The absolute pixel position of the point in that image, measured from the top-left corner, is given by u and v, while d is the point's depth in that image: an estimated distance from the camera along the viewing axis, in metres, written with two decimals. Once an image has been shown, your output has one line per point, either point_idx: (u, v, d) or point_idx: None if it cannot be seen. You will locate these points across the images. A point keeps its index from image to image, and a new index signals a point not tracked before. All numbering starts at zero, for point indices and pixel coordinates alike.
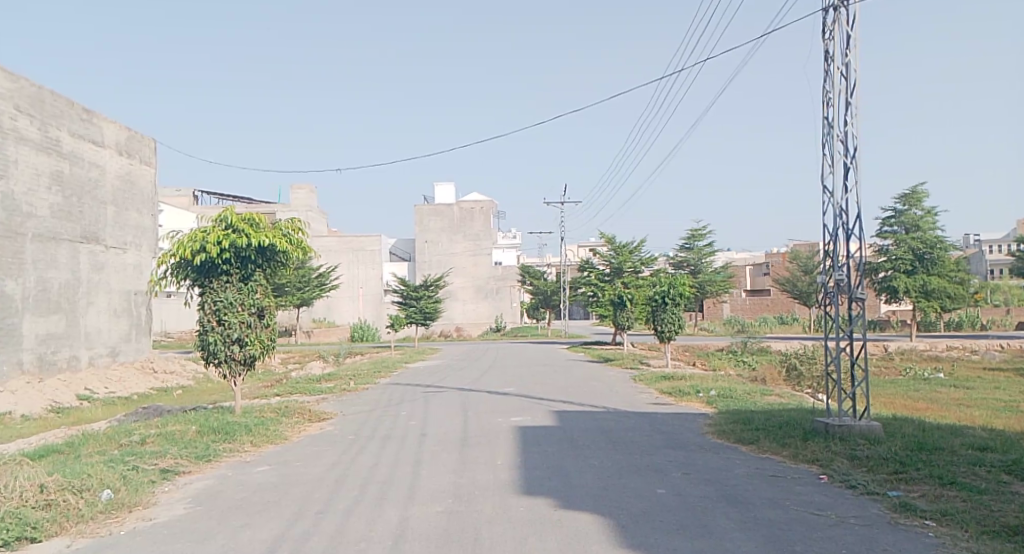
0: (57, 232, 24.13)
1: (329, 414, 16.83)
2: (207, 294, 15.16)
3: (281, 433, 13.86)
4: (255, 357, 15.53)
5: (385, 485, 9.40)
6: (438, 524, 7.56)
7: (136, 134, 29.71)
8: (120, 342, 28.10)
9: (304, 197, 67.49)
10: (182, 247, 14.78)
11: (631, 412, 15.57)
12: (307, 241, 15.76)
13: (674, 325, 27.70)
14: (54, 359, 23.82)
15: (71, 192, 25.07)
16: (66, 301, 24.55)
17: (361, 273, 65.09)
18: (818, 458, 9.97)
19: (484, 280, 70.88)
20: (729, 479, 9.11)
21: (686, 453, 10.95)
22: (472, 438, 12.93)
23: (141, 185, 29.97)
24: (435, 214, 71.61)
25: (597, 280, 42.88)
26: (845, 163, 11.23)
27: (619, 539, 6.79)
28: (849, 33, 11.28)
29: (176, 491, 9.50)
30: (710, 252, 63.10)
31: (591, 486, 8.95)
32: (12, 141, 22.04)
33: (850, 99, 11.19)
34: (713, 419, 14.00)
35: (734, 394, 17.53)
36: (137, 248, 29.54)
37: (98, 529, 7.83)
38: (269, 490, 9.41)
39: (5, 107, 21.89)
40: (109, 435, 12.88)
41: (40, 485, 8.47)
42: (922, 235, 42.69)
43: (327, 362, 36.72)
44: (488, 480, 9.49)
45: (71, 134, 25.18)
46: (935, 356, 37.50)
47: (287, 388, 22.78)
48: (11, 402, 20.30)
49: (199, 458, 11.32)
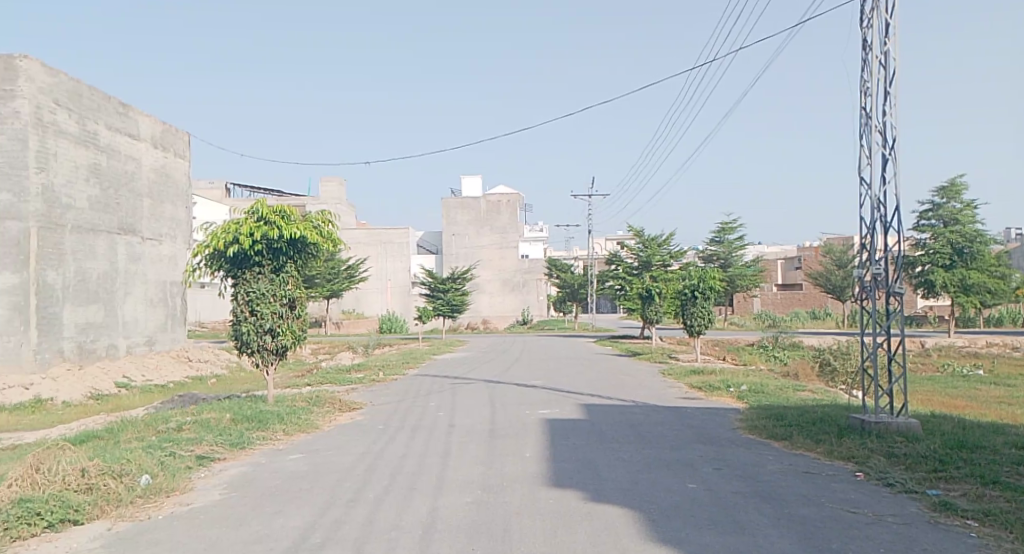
0: (96, 224, 24.58)
1: (359, 404, 16.99)
2: (240, 285, 15.36)
3: (312, 422, 14.03)
4: (287, 347, 15.71)
5: (415, 475, 9.48)
6: (467, 514, 7.63)
7: (171, 127, 30.10)
8: (157, 332, 28.56)
9: (334, 190, 68.01)
10: (215, 238, 15.00)
11: (661, 406, 15.52)
12: (336, 233, 15.89)
13: (704, 319, 27.30)
14: (93, 347, 24.25)
15: (109, 185, 25.48)
16: (104, 291, 24.97)
17: (390, 265, 65.52)
18: (855, 455, 9.88)
19: (511, 273, 70.97)
20: (761, 474, 9.09)
21: (717, 447, 10.93)
22: (500, 430, 13.00)
23: (176, 177, 30.39)
24: (462, 207, 71.78)
25: (625, 274, 42.85)
26: (884, 154, 11.06)
27: (650, 533, 6.81)
28: (888, 21, 11.10)
29: (212, 478, 9.68)
30: (740, 246, 62.69)
31: (620, 480, 8.97)
32: (51, 135, 22.47)
33: (889, 89, 11.02)
34: (744, 414, 13.93)
35: (765, 389, 17.39)
36: (173, 240, 29.97)
37: (138, 513, 7.99)
38: (301, 478, 9.53)
39: (46, 101, 22.31)
40: (147, 422, 13.12)
41: (81, 469, 8.61)
42: (961, 229, 42.02)
43: (355, 354, 37.01)
44: (517, 472, 9.59)
45: (108, 128, 25.57)
46: (975, 353, 36.90)
47: (316, 377, 23.03)
48: (53, 388, 20.75)
49: (234, 446, 11.51)
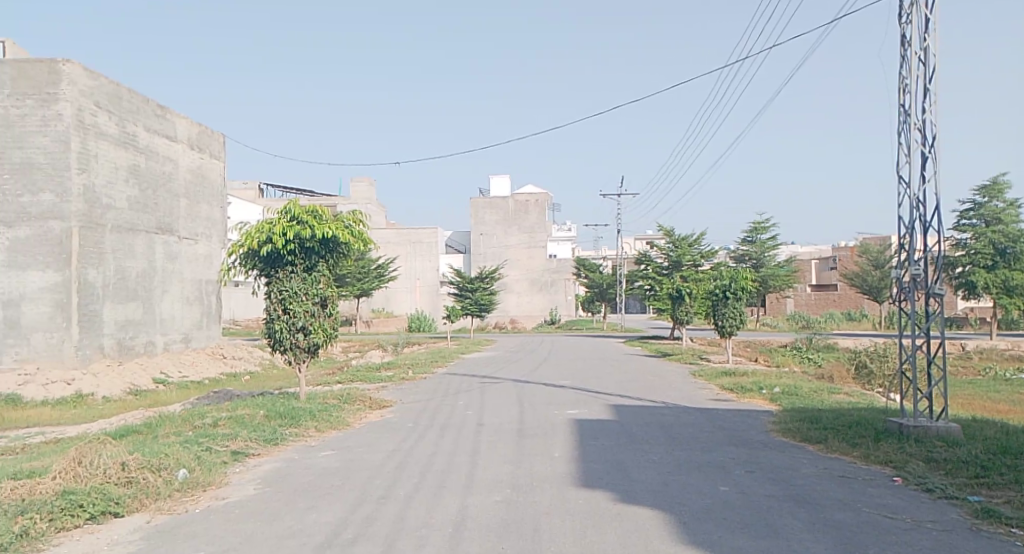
0: (134, 224, 25.02)
1: (389, 401, 17.13)
2: (273, 284, 15.58)
3: (344, 419, 14.18)
4: (319, 345, 15.89)
5: (445, 474, 9.56)
6: (496, 513, 7.69)
7: (207, 129, 30.54)
8: (193, 329, 29.00)
9: (364, 190, 68.53)
10: (249, 237, 15.23)
11: (693, 408, 15.46)
12: (368, 232, 16.03)
13: (735, 319, 27.13)
14: (132, 344, 24.70)
15: (147, 186, 25.92)
16: (142, 289, 25.42)
17: (419, 264, 65.88)
18: (893, 459, 9.79)
19: (539, 272, 71.00)
20: (795, 478, 9.04)
21: (750, 450, 10.88)
22: (529, 430, 13.05)
23: (211, 178, 30.83)
24: (490, 207, 71.95)
25: (655, 274, 42.69)
26: (923, 152, 10.93)
27: (682, 536, 6.82)
28: (927, 16, 10.96)
29: (247, 473, 9.84)
30: (773, 246, 62.15)
31: (651, 481, 8.97)
32: (92, 137, 22.92)
33: (928, 86, 10.88)
34: (778, 416, 13.84)
35: (799, 391, 17.24)
36: (208, 239, 30.42)
37: (175, 506, 8.16)
38: (332, 475, 9.66)
39: (87, 104, 22.76)
40: (184, 417, 13.36)
41: (122, 463, 8.81)
42: (1004, 228, 41.24)
43: (385, 352, 37.28)
44: (546, 471, 9.63)
45: (146, 130, 26.01)
46: (1016, 356, 36.20)
47: (347, 375, 23.26)
48: (93, 384, 21.19)
49: (267, 441, 11.69)
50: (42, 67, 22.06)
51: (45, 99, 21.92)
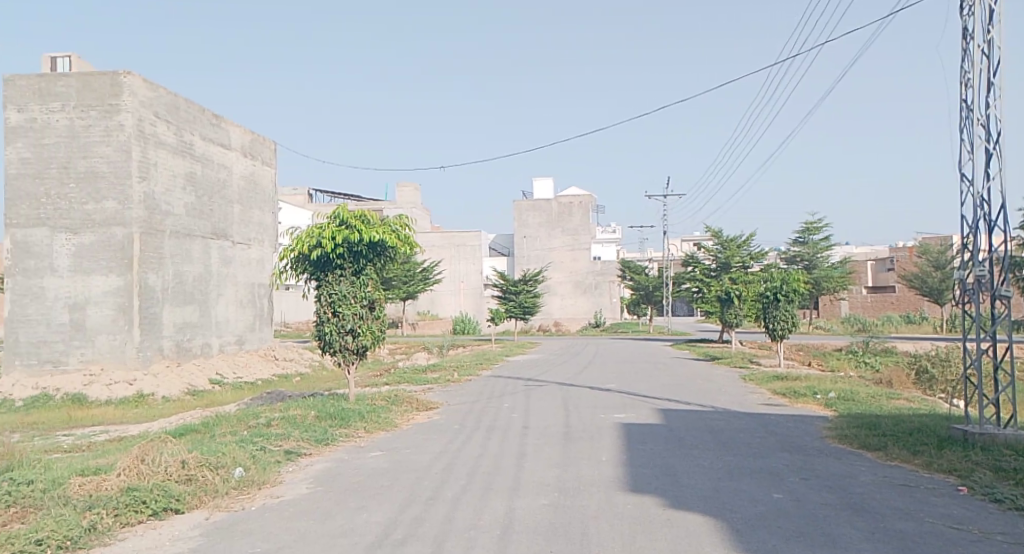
0: (191, 229, 25.66)
1: (436, 403, 17.31)
2: (323, 287, 15.87)
3: (392, 421, 14.38)
4: (367, 347, 16.14)
5: (491, 476, 9.66)
6: (544, 516, 7.76)
7: (258, 136, 31.17)
8: (246, 331, 29.62)
9: (409, 194, 69.18)
10: (299, 242, 15.54)
11: (743, 413, 15.32)
12: (414, 236, 16.23)
13: (786, 322, 26.76)
14: (189, 346, 25.34)
15: (203, 193, 26.58)
16: (199, 292, 26.06)
17: (463, 267, 66.29)
18: (957, 468, 9.61)
19: (584, 275, 70.86)
20: (853, 486, 8.93)
21: (804, 456, 10.76)
22: (576, 433, 13.10)
23: (263, 184, 31.46)
24: (533, 210, 72.04)
25: (702, 275, 42.32)
26: (987, 149, 10.71)
27: (735, 543, 6.80)
28: (991, 7, 10.74)
29: (300, 472, 10.07)
30: (826, 246, 61.22)
31: (702, 487, 8.95)
32: (152, 146, 23.59)
33: (993, 80, 10.66)
34: (834, 422, 13.64)
35: (855, 397, 16.95)
36: (260, 244, 31.04)
37: (232, 504, 8.40)
38: (382, 475, 9.82)
39: (147, 114, 23.43)
40: (239, 417, 13.69)
41: (182, 461, 9.08)
42: None
43: (431, 354, 37.60)
44: (594, 475, 9.66)
45: (203, 138, 26.68)
46: None
47: (394, 377, 23.55)
48: (153, 384, 21.82)
49: (319, 441, 11.93)
50: (106, 80, 22.73)
51: (108, 110, 22.61)
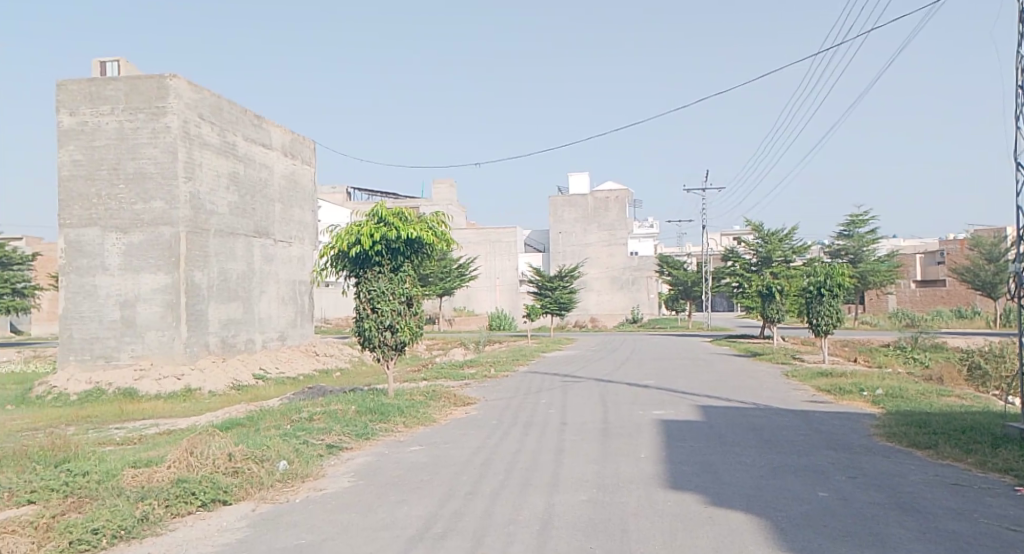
0: (234, 228, 26.13)
1: (473, 399, 17.45)
2: (362, 284, 16.09)
3: (431, 416, 14.55)
4: (406, 343, 16.33)
5: (529, 471, 9.75)
6: (584, 512, 7.83)
7: (298, 136, 31.59)
8: (288, 328, 30.09)
9: (445, 191, 69.53)
10: (339, 239, 15.78)
11: (786, 410, 15.20)
12: (451, 233, 16.36)
13: (831, 318, 26.37)
14: (233, 342, 25.83)
15: (246, 192, 27.05)
16: (242, 289, 26.54)
17: (499, 263, 66.49)
18: (1012, 468, 9.45)
19: (621, 270, 70.58)
20: (901, 485, 8.84)
21: (850, 454, 10.67)
22: (614, 429, 13.13)
23: (303, 183, 31.89)
24: (568, 205, 71.93)
25: (742, 270, 41.91)
26: None
27: (779, 541, 6.81)
28: None
29: (342, 466, 10.27)
30: (873, 239, 60.27)
31: (744, 485, 8.94)
32: (197, 147, 24.07)
33: None
34: (881, 420, 13.47)
35: (904, 394, 16.69)
36: (301, 241, 31.49)
37: (277, 496, 8.60)
38: (422, 470, 9.97)
39: (192, 116, 23.91)
40: (282, 412, 13.96)
41: (228, 454, 9.32)
42: None
43: (468, 350, 37.80)
44: (633, 472, 9.70)
45: (245, 139, 27.15)
46: None
47: (433, 372, 23.76)
48: (199, 379, 22.33)
49: (360, 436, 12.13)
50: (152, 83, 23.24)
51: (155, 112, 23.11)
